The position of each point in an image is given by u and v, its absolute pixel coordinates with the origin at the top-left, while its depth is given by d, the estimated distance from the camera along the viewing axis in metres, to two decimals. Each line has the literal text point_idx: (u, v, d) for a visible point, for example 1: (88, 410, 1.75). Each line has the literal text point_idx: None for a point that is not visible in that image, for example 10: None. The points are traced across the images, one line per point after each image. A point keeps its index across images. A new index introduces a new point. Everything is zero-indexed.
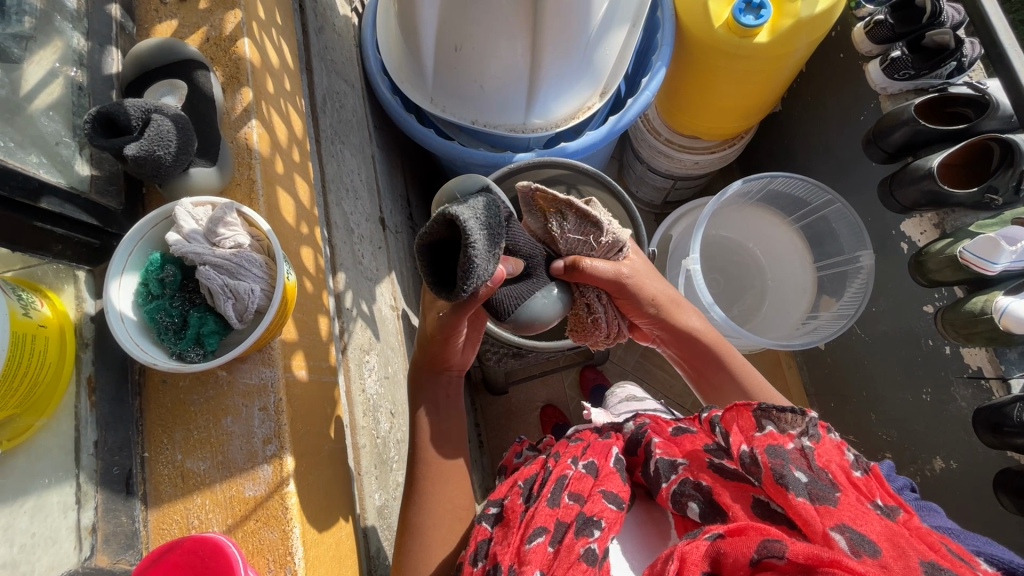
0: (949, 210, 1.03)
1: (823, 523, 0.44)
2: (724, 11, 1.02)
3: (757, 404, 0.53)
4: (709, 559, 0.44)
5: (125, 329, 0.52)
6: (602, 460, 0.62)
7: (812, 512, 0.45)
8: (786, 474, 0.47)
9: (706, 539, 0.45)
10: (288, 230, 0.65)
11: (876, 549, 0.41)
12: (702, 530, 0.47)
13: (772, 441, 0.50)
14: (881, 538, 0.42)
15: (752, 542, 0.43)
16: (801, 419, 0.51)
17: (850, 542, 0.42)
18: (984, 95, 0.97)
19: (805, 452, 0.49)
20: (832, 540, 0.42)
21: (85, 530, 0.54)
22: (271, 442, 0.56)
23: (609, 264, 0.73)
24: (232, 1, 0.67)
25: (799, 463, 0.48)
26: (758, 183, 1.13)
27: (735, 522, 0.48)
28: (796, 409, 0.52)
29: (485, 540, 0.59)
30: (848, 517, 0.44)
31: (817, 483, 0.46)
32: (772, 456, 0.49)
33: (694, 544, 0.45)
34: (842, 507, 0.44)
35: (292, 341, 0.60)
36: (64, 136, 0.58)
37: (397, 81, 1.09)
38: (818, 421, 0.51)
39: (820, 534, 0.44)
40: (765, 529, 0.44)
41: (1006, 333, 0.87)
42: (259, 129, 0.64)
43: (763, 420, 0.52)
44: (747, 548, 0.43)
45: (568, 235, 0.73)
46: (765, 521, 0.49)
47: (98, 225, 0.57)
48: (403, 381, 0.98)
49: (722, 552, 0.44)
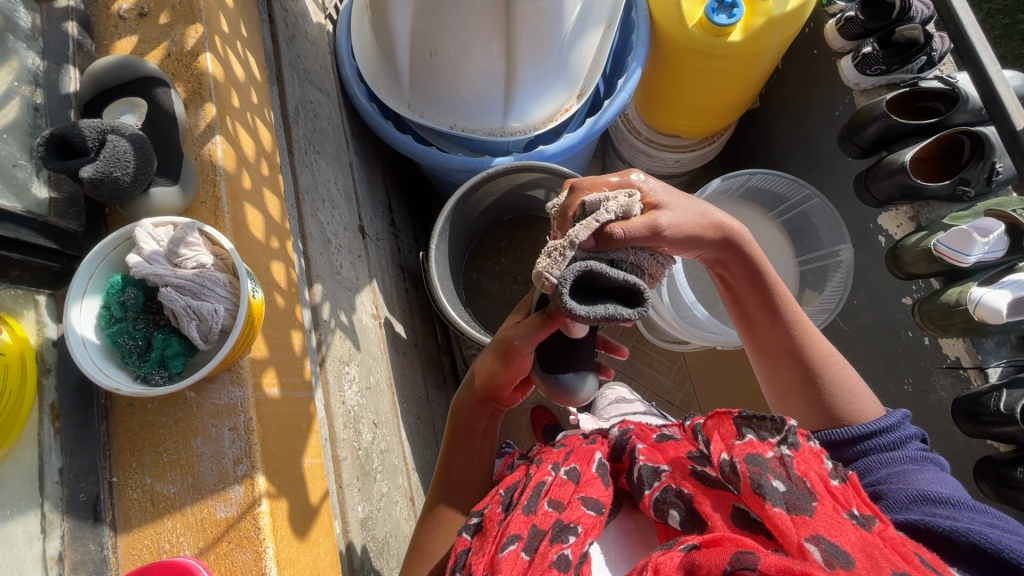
0: (924, 203, 1.05)
1: (798, 534, 0.44)
2: (697, 11, 1.03)
3: (737, 412, 0.54)
4: (685, 570, 0.44)
5: (86, 352, 0.51)
6: (585, 466, 0.62)
7: (788, 523, 0.45)
8: (764, 483, 0.47)
9: (680, 551, 0.44)
10: (257, 245, 0.65)
11: (849, 561, 0.41)
12: (679, 540, 0.47)
13: (752, 450, 0.50)
14: (855, 549, 0.42)
15: (726, 554, 0.43)
16: (781, 427, 0.51)
17: (825, 553, 0.42)
18: (955, 89, 0.99)
19: (784, 460, 0.49)
20: (807, 552, 0.43)
21: (51, 560, 0.53)
22: (242, 462, 0.55)
23: (641, 218, 0.59)
24: (195, 16, 0.66)
25: (777, 472, 0.48)
26: (737, 181, 1.16)
27: (713, 532, 0.48)
28: (776, 416, 0.51)
29: (464, 551, 0.57)
30: (823, 527, 0.44)
31: (794, 492, 0.47)
32: (751, 464, 0.49)
33: (668, 555, 0.44)
34: (817, 517, 0.45)
35: (262, 358, 0.60)
36: (19, 159, 0.57)
37: (374, 87, 1.08)
38: (796, 429, 0.51)
39: (795, 546, 0.43)
40: (741, 540, 0.44)
41: (980, 324, 0.88)
42: (223, 144, 0.63)
43: (743, 428, 0.53)
44: (721, 560, 0.42)
45: (607, 207, 0.59)
46: (743, 531, 0.49)
47: (57, 248, 0.56)
48: (386, 389, 0.98)
49: (697, 564, 0.43)
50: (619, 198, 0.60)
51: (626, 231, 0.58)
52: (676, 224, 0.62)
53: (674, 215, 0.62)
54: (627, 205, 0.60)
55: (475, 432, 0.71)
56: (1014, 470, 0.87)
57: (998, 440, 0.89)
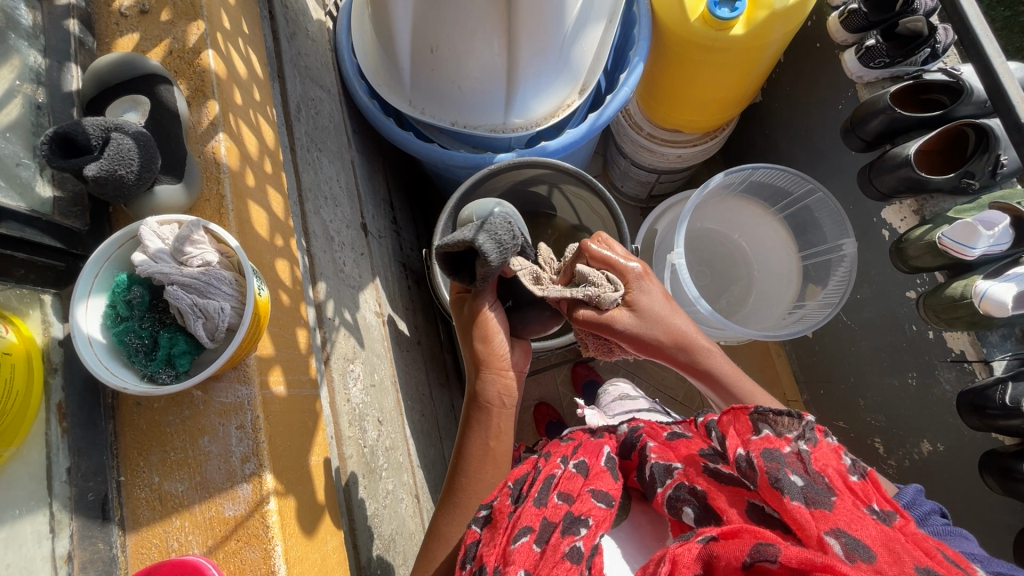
0: (927, 197, 1.03)
1: (818, 527, 0.44)
2: (699, 4, 1.01)
3: (753, 408, 0.54)
4: (701, 562, 0.44)
5: (92, 352, 0.51)
6: (593, 460, 0.62)
7: (807, 517, 0.45)
8: (782, 477, 0.47)
9: (698, 542, 0.45)
10: (262, 243, 0.64)
11: (870, 554, 0.41)
12: (696, 532, 0.47)
13: (768, 445, 0.50)
14: (876, 543, 0.42)
15: (746, 546, 0.43)
16: (798, 422, 0.51)
17: (845, 547, 0.42)
18: (959, 81, 0.98)
19: (801, 455, 0.49)
20: (828, 545, 0.43)
21: (60, 560, 0.52)
22: (249, 460, 0.55)
23: (600, 316, 0.70)
24: (196, 12, 0.66)
25: (795, 467, 0.48)
26: (740, 175, 1.14)
27: (729, 527, 0.48)
28: (794, 412, 0.51)
29: (474, 542, 0.57)
30: (843, 521, 0.44)
31: (813, 487, 0.46)
32: (767, 459, 0.49)
33: (686, 546, 0.45)
34: (838, 511, 0.44)
35: (268, 356, 0.60)
36: (23, 157, 0.57)
37: (375, 84, 1.08)
38: (814, 425, 0.50)
39: (814, 539, 0.44)
40: (759, 531, 0.43)
41: (986, 318, 0.88)
42: (227, 142, 0.63)
43: (759, 424, 0.52)
44: (740, 551, 0.43)
45: (586, 285, 0.70)
46: (760, 525, 0.49)
47: (61, 247, 0.56)
48: (390, 387, 0.97)
49: (715, 555, 0.44)
50: (600, 287, 0.69)
51: (586, 315, 0.71)
52: (634, 329, 0.69)
53: (635, 323, 0.69)
54: (601, 296, 0.69)
55: (484, 404, 0.69)
56: (1019, 463, 0.86)
57: (1003, 433, 0.89)
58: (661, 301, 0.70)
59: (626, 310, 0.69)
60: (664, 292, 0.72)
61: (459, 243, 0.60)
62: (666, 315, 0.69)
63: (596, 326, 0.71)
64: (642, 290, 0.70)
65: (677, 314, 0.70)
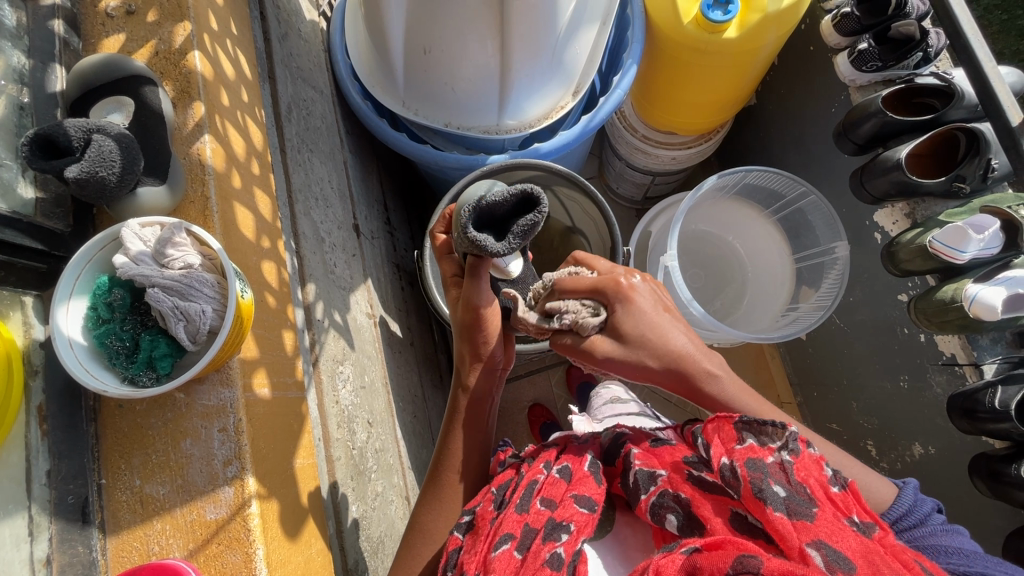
0: (920, 200, 1.04)
1: (800, 539, 0.44)
2: (692, 8, 1.02)
3: (738, 416, 0.53)
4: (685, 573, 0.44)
5: (73, 354, 0.50)
6: (576, 465, 0.61)
7: (788, 528, 0.45)
8: (765, 487, 0.47)
9: (683, 553, 0.45)
10: (247, 245, 0.64)
11: (851, 567, 0.41)
12: (680, 543, 0.47)
13: (752, 455, 0.50)
14: (856, 555, 0.42)
15: (729, 557, 0.43)
16: (782, 432, 0.50)
17: (825, 558, 0.42)
18: (950, 85, 0.98)
19: (784, 465, 0.49)
20: (809, 556, 0.42)
21: (39, 563, 0.52)
22: (231, 464, 0.55)
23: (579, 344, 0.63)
24: (183, 13, 0.65)
25: (777, 477, 0.48)
26: (734, 178, 1.14)
27: (713, 536, 0.48)
28: (777, 422, 0.51)
29: (456, 549, 0.57)
30: (824, 533, 0.44)
31: (794, 497, 0.46)
32: (751, 469, 0.48)
33: (670, 558, 0.44)
34: (819, 522, 0.44)
35: (252, 359, 0.59)
36: (5, 158, 0.57)
37: (368, 85, 1.07)
38: (797, 435, 0.50)
39: (795, 550, 0.44)
40: (743, 544, 0.44)
41: (976, 322, 0.88)
42: (212, 143, 0.63)
43: (744, 433, 0.52)
44: (724, 563, 0.43)
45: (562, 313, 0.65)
46: (743, 535, 0.49)
47: (43, 249, 0.56)
48: (381, 389, 0.97)
49: (699, 566, 0.43)
50: (577, 316, 0.64)
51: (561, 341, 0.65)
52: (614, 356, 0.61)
53: (615, 351, 0.60)
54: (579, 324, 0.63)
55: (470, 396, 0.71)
56: (1009, 467, 0.86)
57: (992, 436, 0.89)
58: (650, 313, 0.61)
59: (608, 339, 0.61)
60: (656, 304, 0.63)
61: (508, 194, 0.56)
62: (657, 335, 0.60)
63: (574, 352, 0.64)
64: (627, 310, 0.62)
65: (671, 331, 0.61)
